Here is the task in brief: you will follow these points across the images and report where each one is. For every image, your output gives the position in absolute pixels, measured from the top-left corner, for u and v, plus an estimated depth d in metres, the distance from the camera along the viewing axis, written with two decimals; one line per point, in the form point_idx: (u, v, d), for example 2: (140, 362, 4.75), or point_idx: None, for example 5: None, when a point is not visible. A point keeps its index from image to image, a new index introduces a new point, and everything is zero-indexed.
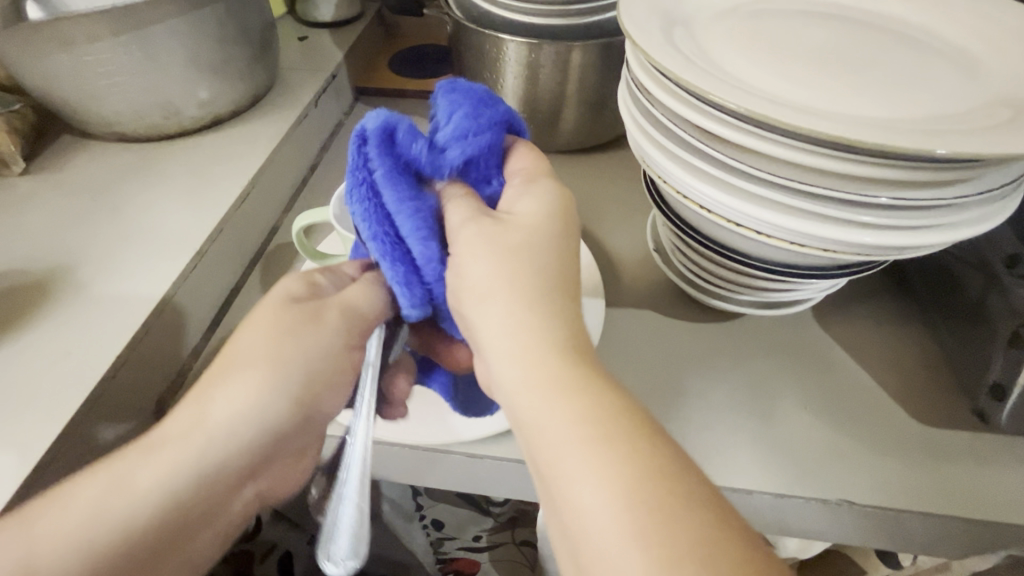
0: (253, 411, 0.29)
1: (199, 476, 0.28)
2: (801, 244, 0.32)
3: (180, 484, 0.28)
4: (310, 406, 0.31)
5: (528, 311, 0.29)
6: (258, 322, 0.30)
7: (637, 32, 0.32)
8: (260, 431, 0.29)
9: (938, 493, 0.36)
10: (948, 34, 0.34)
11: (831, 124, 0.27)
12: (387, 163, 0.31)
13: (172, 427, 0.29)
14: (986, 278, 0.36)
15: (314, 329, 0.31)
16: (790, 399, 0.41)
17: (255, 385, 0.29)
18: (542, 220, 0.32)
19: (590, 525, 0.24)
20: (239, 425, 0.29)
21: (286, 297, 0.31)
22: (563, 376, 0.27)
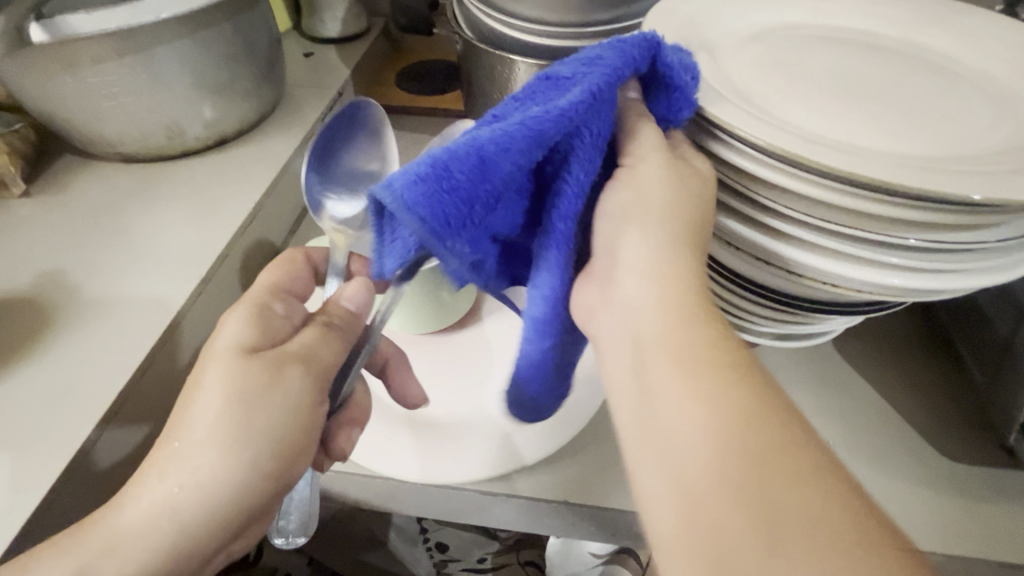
0: (219, 485, 0.29)
1: (175, 541, 0.29)
2: (830, 284, 0.31)
3: (157, 550, 0.29)
4: (284, 477, 0.31)
5: (678, 263, 0.28)
6: (212, 384, 0.30)
7: (661, 62, 0.32)
8: (230, 505, 0.30)
9: (967, 533, 0.35)
10: (973, 63, 0.34)
11: (864, 165, 0.26)
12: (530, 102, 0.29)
13: (137, 500, 0.29)
14: (1017, 312, 0.35)
15: (277, 393, 0.30)
16: (813, 433, 0.40)
17: (219, 462, 0.29)
18: (692, 182, 0.29)
19: (689, 461, 0.23)
20: (205, 500, 0.29)
21: (240, 347, 0.31)
22: (705, 331, 0.26)
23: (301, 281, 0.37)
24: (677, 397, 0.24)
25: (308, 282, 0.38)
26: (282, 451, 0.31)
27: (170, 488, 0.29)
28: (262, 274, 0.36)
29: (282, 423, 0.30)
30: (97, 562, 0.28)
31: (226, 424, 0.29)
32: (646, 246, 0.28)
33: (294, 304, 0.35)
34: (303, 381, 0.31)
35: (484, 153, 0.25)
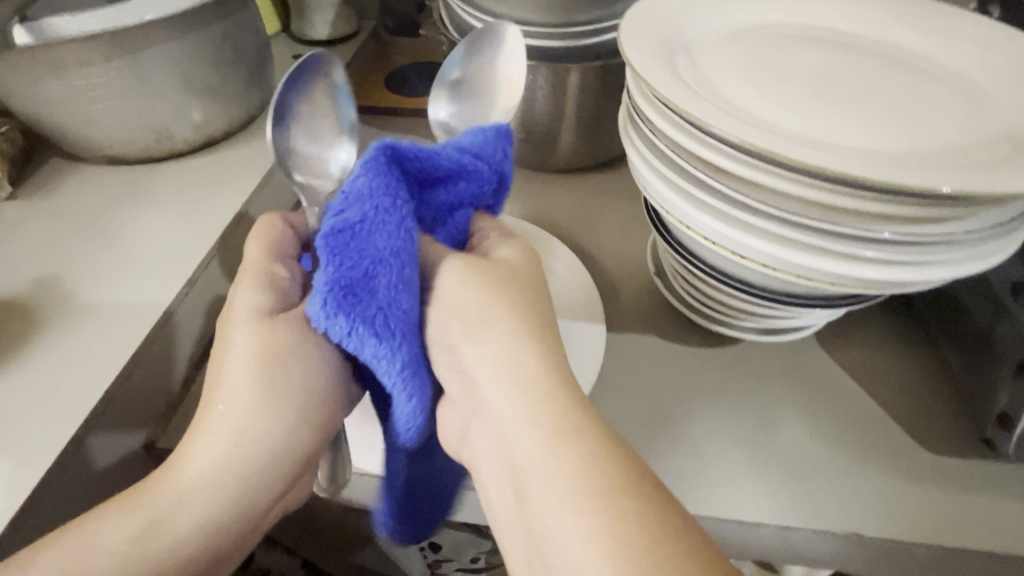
0: (263, 441, 0.31)
1: (231, 506, 0.31)
2: (806, 278, 0.31)
3: (208, 514, 0.30)
4: (325, 429, 0.34)
5: (527, 351, 0.31)
6: (241, 346, 0.32)
7: (640, 61, 0.32)
8: (276, 457, 0.32)
9: (947, 523, 0.35)
10: (945, 61, 0.34)
11: (835, 159, 0.27)
12: (382, 230, 0.29)
13: (176, 476, 0.30)
14: (993, 306, 0.36)
15: (306, 348, 0.32)
16: (796, 427, 0.40)
17: (266, 415, 0.31)
18: (524, 265, 0.35)
19: (572, 566, 0.26)
20: (253, 455, 0.31)
21: (257, 313, 0.32)
22: (557, 419, 0.29)
23: (292, 242, 0.36)
24: (540, 467, 0.28)
25: (296, 244, 0.36)
26: (322, 399, 0.33)
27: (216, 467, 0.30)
28: (256, 243, 0.34)
29: (313, 386, 0.32)
30: (149, 536, 0.29)
31: (262, 380, 0.31)
32: (496, 340, 0.31)
33: (295, 269, 0.35)
34: (327, 340, 0.33)
35: (369, 309, 0.28)
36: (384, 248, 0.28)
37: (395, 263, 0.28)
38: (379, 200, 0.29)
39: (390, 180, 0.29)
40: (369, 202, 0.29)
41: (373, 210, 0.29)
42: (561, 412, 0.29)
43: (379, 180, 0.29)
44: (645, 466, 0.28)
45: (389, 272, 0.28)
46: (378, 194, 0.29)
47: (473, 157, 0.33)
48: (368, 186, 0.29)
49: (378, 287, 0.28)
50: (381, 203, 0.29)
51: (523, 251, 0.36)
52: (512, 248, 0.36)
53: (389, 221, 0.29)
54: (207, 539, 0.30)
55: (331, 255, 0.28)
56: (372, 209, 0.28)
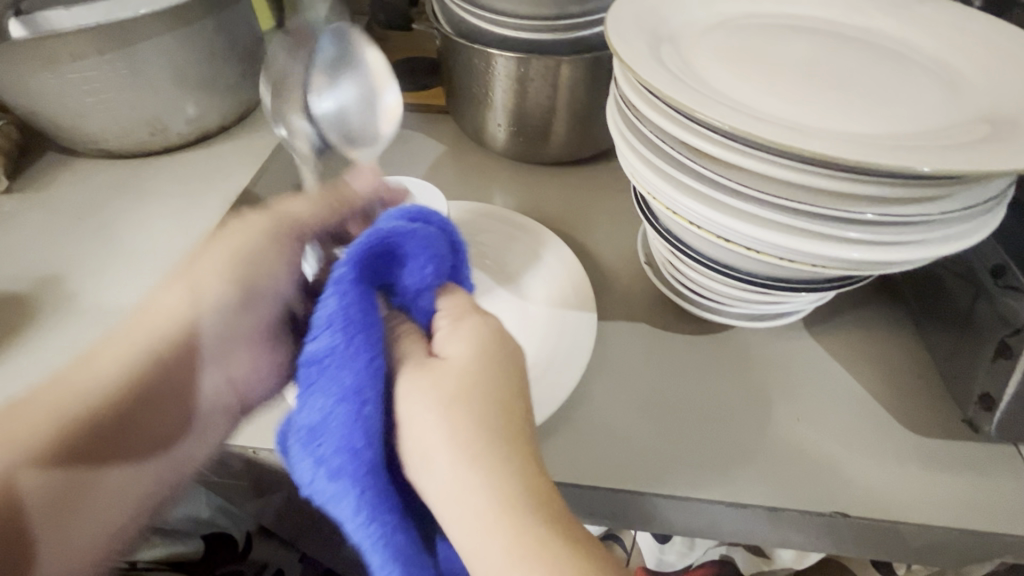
0: (185, 313, 0.33)
1: (152, 349, 0.32)
2: (791, 259, 0.32)
3: (135, 357, 0.31)
4: (248, 287, 0.34)
5: (471, 470, 0.26)
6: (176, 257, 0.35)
7: (626, 50, 0.33)
8: (204, 321, 0.33)
9: (931, 503, 0.36)
10: (927, 49, 0.35)
11: (817, 141, 0.28)
12: (335, 377, 0.27)
13: (92, 360, 0.31)
14: (974, 289, 0.37)
15: (233, 230, 0.35)
16: (783, 410, 0.41)
17: (189, 278, 0.33)
18: (476, 360, 0.30)
19: None
20: (178, 319, 0.32)
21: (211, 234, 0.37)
22: (524, 539, 0.24)
23: None
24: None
25: None
26: (239, 257, 0.34)
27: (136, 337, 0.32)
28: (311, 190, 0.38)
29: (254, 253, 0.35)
30: (68, 386, 0.30)
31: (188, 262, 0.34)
32: (445, 455, 0.27)
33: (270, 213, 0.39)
34: (253, 218, 0.35)
35: (349, 471, 0.26)
36: (337, 390, 0.27)
37: (357, 409, 0.27)
38: (331, 310, 0.27)
39: (350, 285, 0.28)
40: (343, 324, 0.27)
41: (331, 359, 0.27)
42: (517, 505, 0.25)
43: (331, 322, 0.27)
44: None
45: (354, 421, 0.26)
46: (355, 316, 0.27)
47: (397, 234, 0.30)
48: (323, 336, 0.27)
49: (334, 442, 0.26)
50: (341, 346, 0.27)
51: (468, 338, 0.31)
52: (459, 341, 0.30)
53: (348, 367, 0.27)
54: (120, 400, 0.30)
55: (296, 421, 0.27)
56: (330, 362, 0.27)
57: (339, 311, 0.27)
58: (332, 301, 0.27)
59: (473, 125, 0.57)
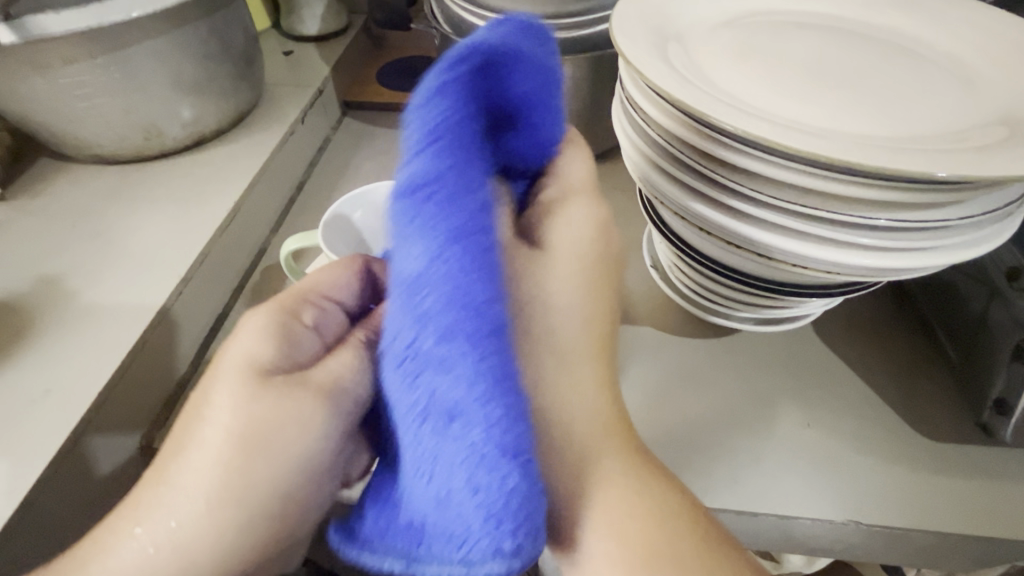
0: (233, 526, 0.25)
1: (245, 538, 0.26)
2: (802, 265, 0.31)
3: (228, 557, 0.26)
4: (275, 505, 0.26)
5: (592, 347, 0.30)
6: (217, 413, 0.25)
7: (633, 51, 0.32)
8: (248, 530, 0.26)
9: (945, 510, 0.36)
10: (939, 46, 0.34)
11: (832, 146, 0.27)
12: (448, 229, 0.20)
13: (159, 522, 0.25)
14: (988, 291, 0.36)
15: (288, 423, 0.26)
16: (793, 416, 0.40)
17: (217, 481, 0.25)
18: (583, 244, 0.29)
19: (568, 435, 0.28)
20: (231, 531, 0.25)
21: (249, 363, 0.27)
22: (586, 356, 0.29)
23: (350, 290, 0.33)
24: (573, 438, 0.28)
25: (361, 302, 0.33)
26: (292, 468, 0.26)
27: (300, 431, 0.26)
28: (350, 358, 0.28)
29: (250, 479, 0.25)
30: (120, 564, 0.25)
31: (232, 457, 0.25)
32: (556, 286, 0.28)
33: (324, 318, 0.31)
34: (311, 413, 0.26)
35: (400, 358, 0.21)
36: (466, 236, 0.20)
37: (472, 274, 0.20)
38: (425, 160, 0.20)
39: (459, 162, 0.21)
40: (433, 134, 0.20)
41: (405, 196, 0.20)
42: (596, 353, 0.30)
43: (435, 135, 0.20)
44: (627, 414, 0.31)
45: (486, 293, 0.20)
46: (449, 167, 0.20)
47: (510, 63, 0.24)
48: (397, 201, 0.21)
49: (404, 380, 0.21)
50: (451, 171, 0.20)
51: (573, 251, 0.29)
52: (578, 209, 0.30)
53: (465, 199, 0.20)
54: None
55: (405, 272, 0.20)
56: (439, 190, 0.20)
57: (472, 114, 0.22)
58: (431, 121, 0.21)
59: None
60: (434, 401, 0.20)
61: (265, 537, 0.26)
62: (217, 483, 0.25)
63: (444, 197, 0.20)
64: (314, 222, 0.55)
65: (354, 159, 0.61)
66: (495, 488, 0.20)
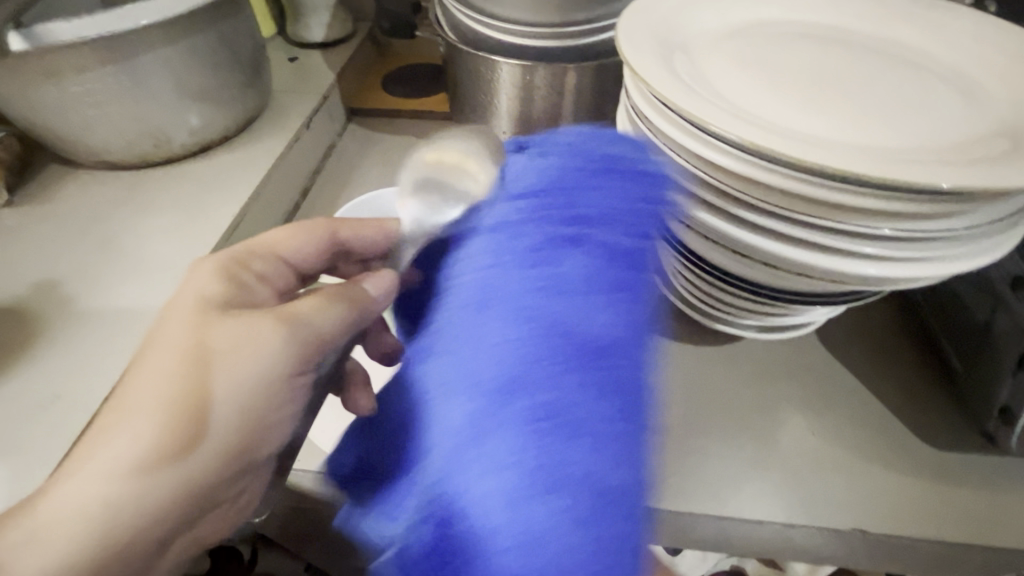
0: (155, 451, 0.26)
1: (173, 439, 0.26)
2: (807, 275, 0.31)
3: (172, 489, 0.26)
4: (221, 431, 0.27)
5: None
6: (167, 338, 0.28)
7: (638, 61, 0.32)
8: (154, 470, 0.26)
9: (949, 518, 0.36)
10: (940, 56, 0.35)
11: (837, 157, 0.27)
12: (592, 280, 0.26)
13: (103, 455, 0.25)
14: (992, 299, 0.36)
15: (248, 343, 0.28)
16: (797, 424, 0.40)
17: (147, 430, 0.26)
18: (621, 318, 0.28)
19: None
20: (158, 455, 0.26)
21: (203, 299, 0.29)
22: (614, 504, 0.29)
23: (314, 246, 0.36)
24: None
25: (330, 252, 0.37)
26: (262, 389, 0.28)
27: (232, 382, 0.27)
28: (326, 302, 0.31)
29: (180, 399, 0.26)
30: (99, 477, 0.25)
31: (186, 372, 0.27)
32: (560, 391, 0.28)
33: (262, 280, 0.33)
34: (280, 335, 0.29)
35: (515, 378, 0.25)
36: (615, 291, 0.27)
37: (601, 287, 0.26)
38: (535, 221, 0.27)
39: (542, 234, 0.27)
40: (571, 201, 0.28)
41: (589, 259, 0.27)
42: None
43: (547, 195, 0.28)
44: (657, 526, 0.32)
45: (614, 315, 0.26)
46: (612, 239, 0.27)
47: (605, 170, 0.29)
48: (534, 238, 0.27)
49: (519, 419, 0.24)
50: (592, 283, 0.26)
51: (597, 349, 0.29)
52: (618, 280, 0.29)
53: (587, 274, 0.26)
54: (186, 502, 0.27)
55: (555, 309, 0.25)
56: (549, 270, 0.26)
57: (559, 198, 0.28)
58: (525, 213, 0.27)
59: None
60: (586, 408, 0.25)
61: (154, 504, 0.26)
62: (166, 397, 0.26)
63: (564, 250, 0.27)
64: None
65: (359, 165, 0.62)
66: (608, 481, 0.24)
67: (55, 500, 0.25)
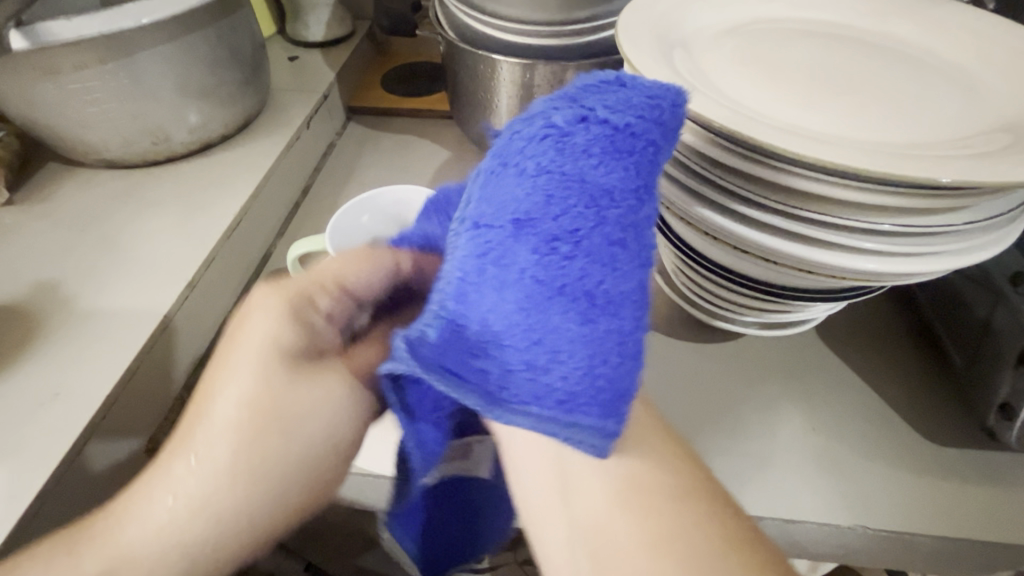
0: (237, 495, 0.28)
1: (251, 486, 0.28)
2: (806, 270, 0.31)
3: (233, 522, 0.28)
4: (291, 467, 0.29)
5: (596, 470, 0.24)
6: (239, 368, 0.28)
7: (638, 58, 0.32)
8: (235, 505, 0.28)
9: (950, 513, 0.36)
10: (939, 53, 0.35)
11: (836, 151, 0.27)
12: (627, 159, 0.25)
13: (172, 484, 0.27)
14: (992, 295, 0.36)
15: (315, 400, 0.30)
16: (798, 420, 0.40)
17: (231, 454, 0.27)
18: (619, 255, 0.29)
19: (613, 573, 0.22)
20: (228, 493, 0.27)
21: (275, 346, 0.29)
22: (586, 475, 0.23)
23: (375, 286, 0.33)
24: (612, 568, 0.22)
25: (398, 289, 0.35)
26: (331, 445, 0.30)
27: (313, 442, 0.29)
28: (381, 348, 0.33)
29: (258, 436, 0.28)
30: (156, 520, 0.27)
31: (259, 417, 0.28)
32: None
33: (347, 304, 0.33)
34: (339, 383, 0.31)
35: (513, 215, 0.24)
36: (617, 160, 0.25)
37: (621, 206, 0.24)
38: (626, 96, 0.26)
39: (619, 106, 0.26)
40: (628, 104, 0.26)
41: (612, 129, 0.25)
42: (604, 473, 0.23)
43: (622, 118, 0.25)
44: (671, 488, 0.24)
45: (649, 230, 0.25)
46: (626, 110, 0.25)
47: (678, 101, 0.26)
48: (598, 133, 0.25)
49: (534, 249, 0.24)
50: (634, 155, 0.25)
51: None
52: None
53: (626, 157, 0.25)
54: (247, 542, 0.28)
55: (589, 178, 0.24)
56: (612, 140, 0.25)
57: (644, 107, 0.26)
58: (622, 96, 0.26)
59: (478, 132, 0.57)
60: (575, 281, 0.23)
61: (223, 528, 0.28)
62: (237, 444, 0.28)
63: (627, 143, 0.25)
64: (319, 226, 0.55)
65: (359, 164, 0.62)
66: (608, 374, 0.23)
67: (130, 522, 0.27)
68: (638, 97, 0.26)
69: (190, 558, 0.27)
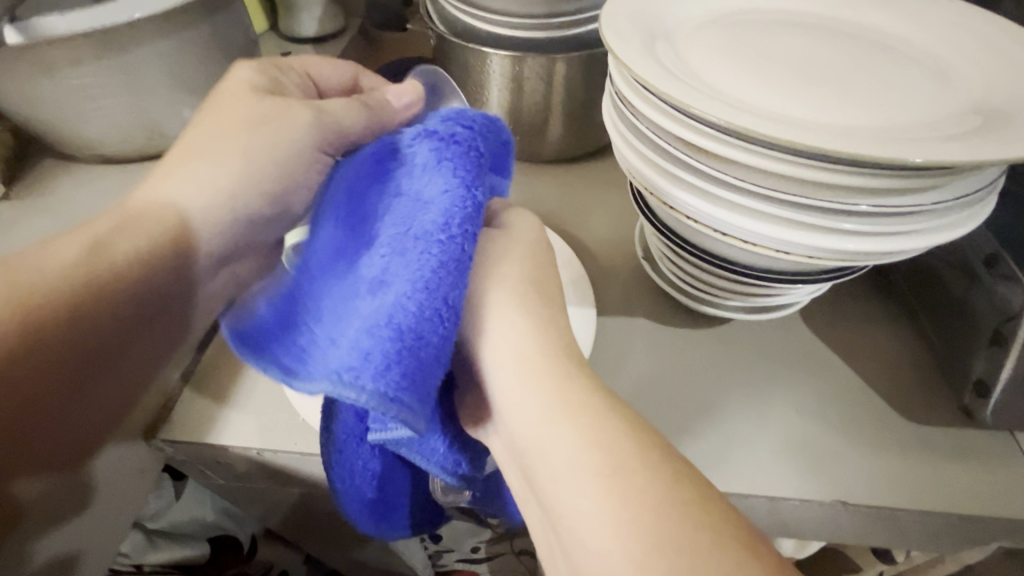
0: (231, 174, 0.34)
1: (238, 181, 0.34)
2: (787, 252, 0.32)
3: (220, 210, 0.34)
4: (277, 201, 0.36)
5: (573, 422, 0.27)
6: (225, 107, 0.35)
7: (623, 48, 0.33)
8: (232, 182, 0.34)
9: (929, 488, 0.37)
10: (915, 41, 0.36)
11: (813, 135, 0.28)
12: (460, 168, 0.28)
13: (170, 186, 0.34)
14: (968, 277, 0.37)
15: (287, 125, 0.35)
16: (783, 401, 0.41)
17: (227, 168, 0.34)
18: (534, 232, 0.35)
19: (581, 523, 0.25)
20: (220, 177, 0.34)
21: (246, 83, 0.36)
22: (557, 397, 0.28)
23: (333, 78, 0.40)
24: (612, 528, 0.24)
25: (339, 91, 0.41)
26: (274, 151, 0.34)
27: (137, 244, 0.32)
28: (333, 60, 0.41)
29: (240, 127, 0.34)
30: (181, 188, 0.34)
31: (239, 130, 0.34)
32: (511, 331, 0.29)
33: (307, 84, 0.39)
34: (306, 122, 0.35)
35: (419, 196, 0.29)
36: (466, 179, 0.28)
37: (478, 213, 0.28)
38: (444, 120, 0.29)
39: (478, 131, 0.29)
40: (453, 121, 0.29)
41: (436, 142, 0.28)
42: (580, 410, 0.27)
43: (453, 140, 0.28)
44: (646, 431, 0.27)
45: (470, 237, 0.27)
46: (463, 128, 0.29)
47: (492, 125, 0.30)
48: (432, 147, 0.29)
49: (372, 253, 0.28)
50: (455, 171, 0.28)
51: (516, 262, 0.32)
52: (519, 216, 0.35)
53: (452, 164, 0.28)
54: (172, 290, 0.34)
55: (421, 195, 0.28)
56: (452, 151, 0.28)
57: (480, 127, 0.30)
58: (452, 116, 0.29)
59: None
60: (419, 276, 0.26)
61: (196, 223, 0.34)
62: (240, 157, 0.34)
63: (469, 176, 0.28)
64: None
65: None
66: (428, 331, 0.25)
67: (161, 179, 0.34)
68: (475, 114, 0.30)
69: (147, 269, 0.32)
